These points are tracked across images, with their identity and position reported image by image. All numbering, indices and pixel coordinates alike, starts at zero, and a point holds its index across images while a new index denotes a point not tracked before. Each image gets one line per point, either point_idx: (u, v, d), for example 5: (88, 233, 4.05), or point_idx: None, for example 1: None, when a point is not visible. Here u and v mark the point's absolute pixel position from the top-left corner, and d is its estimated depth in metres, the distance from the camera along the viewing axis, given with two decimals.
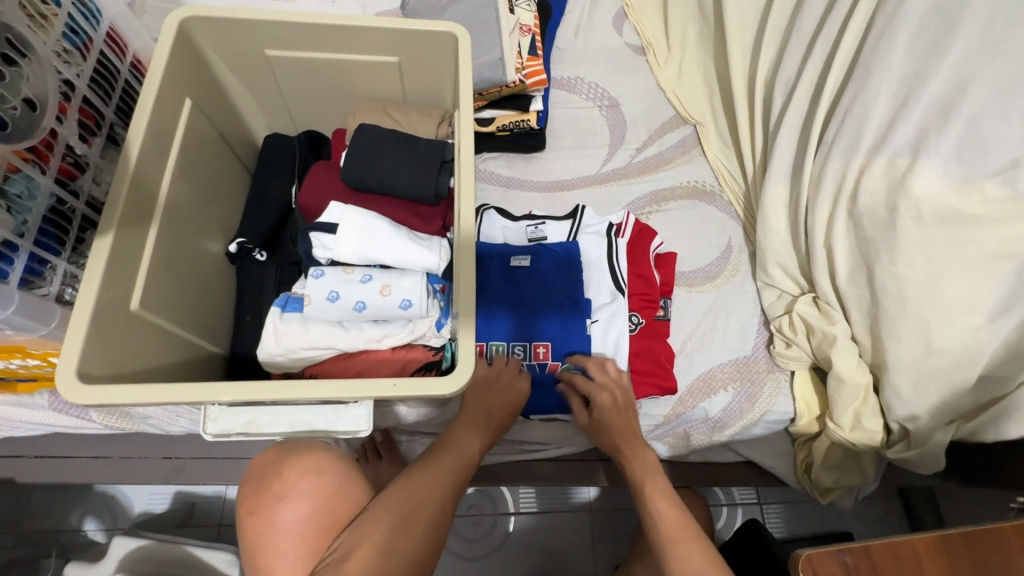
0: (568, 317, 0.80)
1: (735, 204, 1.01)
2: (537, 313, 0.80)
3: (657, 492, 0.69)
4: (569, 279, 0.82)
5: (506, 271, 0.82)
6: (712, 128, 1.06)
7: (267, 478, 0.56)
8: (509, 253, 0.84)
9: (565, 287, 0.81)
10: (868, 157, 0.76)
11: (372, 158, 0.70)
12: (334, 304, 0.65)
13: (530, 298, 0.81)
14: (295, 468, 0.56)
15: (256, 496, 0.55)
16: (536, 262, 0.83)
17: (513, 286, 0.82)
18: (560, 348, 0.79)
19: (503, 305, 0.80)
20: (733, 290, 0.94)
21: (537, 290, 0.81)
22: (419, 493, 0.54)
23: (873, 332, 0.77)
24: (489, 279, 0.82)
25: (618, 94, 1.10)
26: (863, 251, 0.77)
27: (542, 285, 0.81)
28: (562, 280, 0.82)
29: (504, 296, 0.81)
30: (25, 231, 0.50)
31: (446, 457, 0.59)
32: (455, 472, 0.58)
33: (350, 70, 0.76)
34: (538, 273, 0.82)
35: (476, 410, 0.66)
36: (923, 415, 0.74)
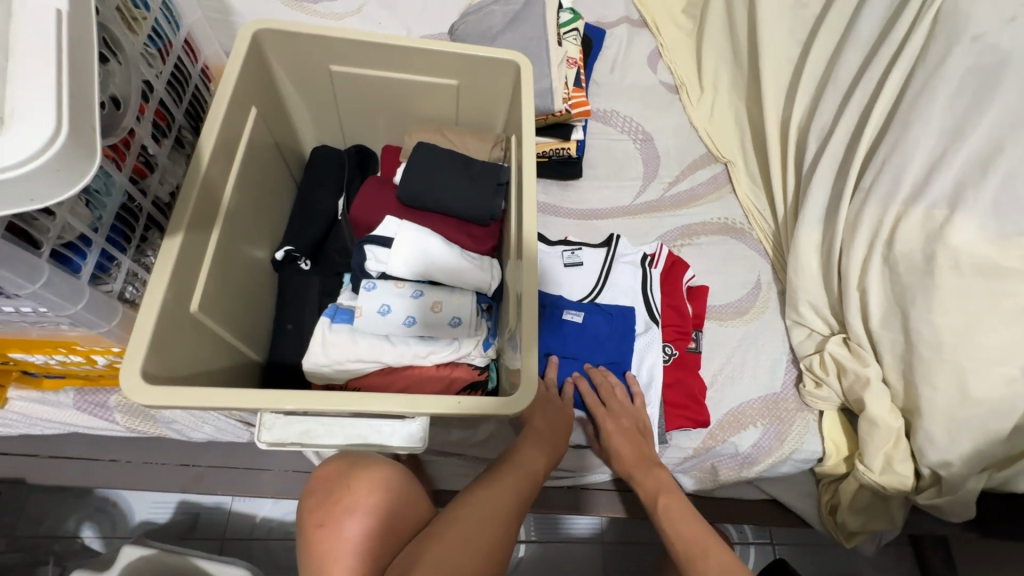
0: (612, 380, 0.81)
1: (765, 242, 1.03)
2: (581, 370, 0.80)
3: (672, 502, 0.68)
4: (623, 343, 0.82)
5: (555, 324, 0.81)
6: (742, 168, 1.09)
7: (335, 491, 0.57)
8: (562, 308, 0.83)
9: (613, 352, 0.82)
10: (905, 206, 0.79)
11: (431, 179, 0.71)
12: (384, 317, 0.66)
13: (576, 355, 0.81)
14: (364, 483, 0.57)
15: (325, 508, 0.56)
16: (588, 320, 0.82)
17: (561, 340, 0.81)
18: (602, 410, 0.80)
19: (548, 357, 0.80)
20: (762, 327, 0.95)
21: (584, 349, 0.81)
22: (484, 508, 0.54)
23: (906, 376, 0.79)
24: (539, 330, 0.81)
25: (652, 129, 1.13)
26: (899, 296, 0.79)
27: (590, 346, 0.81)
28: (611, 344, 0.82)
29: (552, 350, 0.81)
30: (99, 227, 0.50)
31: (514, 474, 0.59)
32: (517, 488, 0.58)
33: (408, 89, 0.77)
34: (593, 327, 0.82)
35: (541, 424, 0.67)
36: (957, 462, 0.74)
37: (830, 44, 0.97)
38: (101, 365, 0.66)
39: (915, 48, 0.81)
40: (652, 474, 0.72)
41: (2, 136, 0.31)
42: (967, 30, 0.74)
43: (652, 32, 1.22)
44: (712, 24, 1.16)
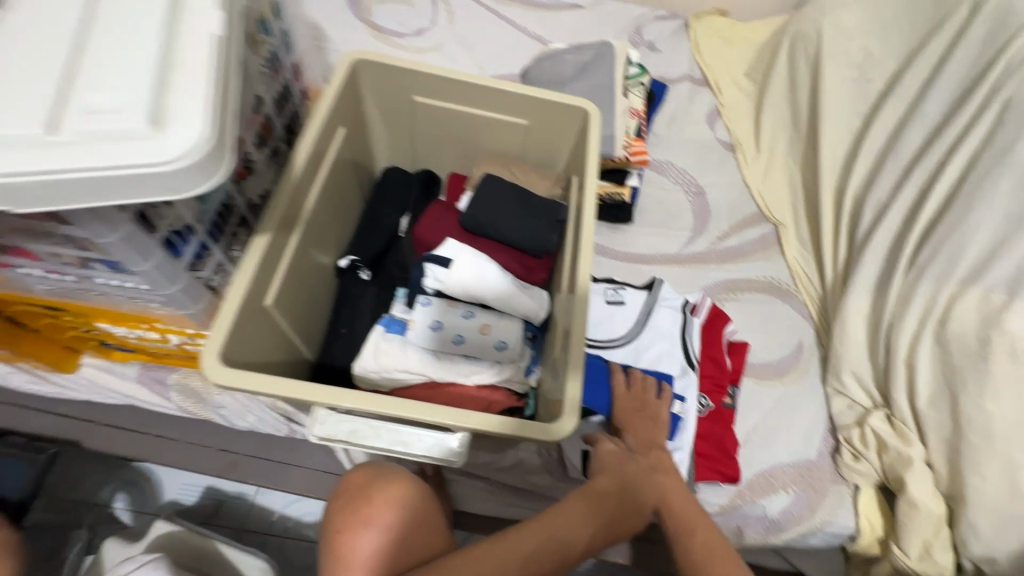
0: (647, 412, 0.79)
1: (809, 306, 1.03)
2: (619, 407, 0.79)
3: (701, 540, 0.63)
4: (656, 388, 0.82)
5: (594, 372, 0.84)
6: (792, 230, 1.10)
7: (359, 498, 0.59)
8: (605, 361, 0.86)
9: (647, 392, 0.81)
10: (961, 286, 0.78)
11: (494, 208, 0.76)
12: (435, 332, 0.69)
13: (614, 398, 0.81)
14: (381, 497, 0.58)
15: (343, 514, 0.58)
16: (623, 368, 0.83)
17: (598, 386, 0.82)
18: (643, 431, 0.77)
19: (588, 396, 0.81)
20: (801, 390, 0.94)
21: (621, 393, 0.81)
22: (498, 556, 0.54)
23: (952, 461, 0.76)
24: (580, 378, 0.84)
25: (705, 184, 1.15)
26: (949, 377, 0.77)
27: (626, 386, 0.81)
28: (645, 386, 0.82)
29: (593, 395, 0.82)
30: (202, 219, 0.55)
31: (553, 532, 0.58)
32: (544, 549, 0.56)
33: (481, 124, 0.83)
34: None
35: (610, 488, 0.65)
36: (1002, 559, 0.71)
37: (892, 121, 0.99)
38: (172, 344, 0.71)
39: (980, 134, 0.82)
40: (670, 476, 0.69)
41: (163, 134, 0.36)
42: None
43: (713, 91, 1.27)
44: (773, 89, 1.19)
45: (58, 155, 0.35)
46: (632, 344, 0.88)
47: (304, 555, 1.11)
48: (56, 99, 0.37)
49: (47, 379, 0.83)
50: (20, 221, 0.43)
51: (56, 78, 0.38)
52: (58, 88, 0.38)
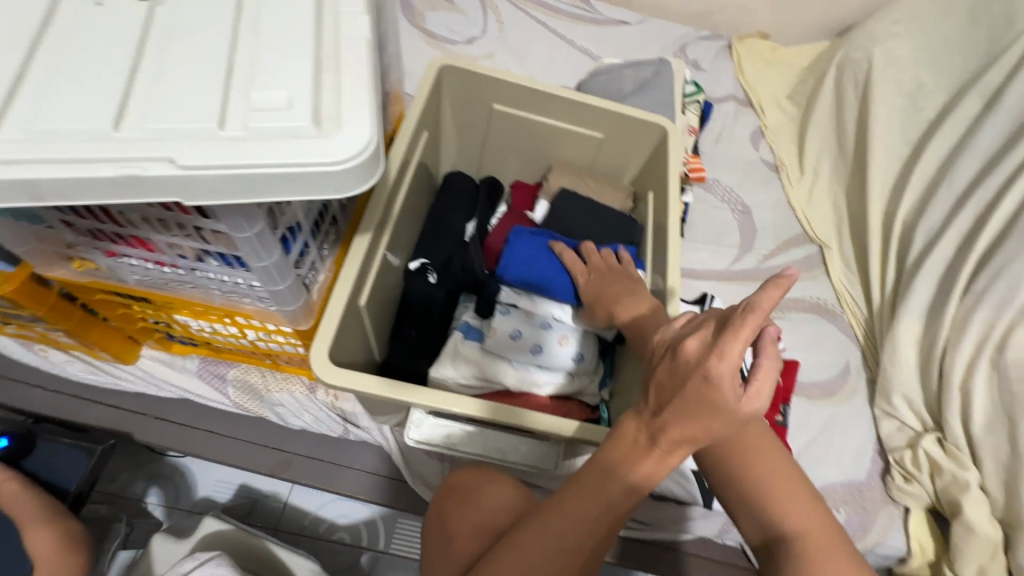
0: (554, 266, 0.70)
1: (855, 327, 1.04)
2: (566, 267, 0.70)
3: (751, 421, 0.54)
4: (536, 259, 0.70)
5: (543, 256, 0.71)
6: (837, 252, 1.12)
7: (466, 503, 0.58)
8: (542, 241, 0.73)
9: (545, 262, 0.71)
10: (1020, 314, 0.80)
11: (569, 221, 0.77)
12: (514, 342, 0.69)
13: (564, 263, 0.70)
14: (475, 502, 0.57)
15: (442, 511, 0.59)
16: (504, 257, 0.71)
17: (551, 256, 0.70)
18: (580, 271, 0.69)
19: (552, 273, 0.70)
20: (849, 411, 0.95)
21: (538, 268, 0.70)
22: (563, 525, 0.47)
23: (1008, 486, 0.77)
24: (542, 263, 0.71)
25: (751, 202, 1.17)
26: (1007, 402, 0.79)
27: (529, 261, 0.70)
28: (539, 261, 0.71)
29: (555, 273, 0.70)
30: (308, 218, 0.55)
31: (610, 484, 0.47)
32: (568, 525, 0.47)
33: (555, 134, 0.84)
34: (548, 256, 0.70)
35: (671, 395, 0.43)
36: None
37: (943, 150, 1.01)
38: (246, 340, 0.71)
39: None
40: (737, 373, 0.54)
41: (334, 134, 0.37)
42: None
43: (757, 112, 1.29)
44: (819, 112, 1.21)
45: (244, 151, 0.36)
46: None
47: (338, 557, 1.10)
48: (223, 98, 0.38)
49: (106, 369, 0.83)
50: (157, 212, 0.44)
51: (220, 78, 0.39)
52: (223, 88, 0.39)
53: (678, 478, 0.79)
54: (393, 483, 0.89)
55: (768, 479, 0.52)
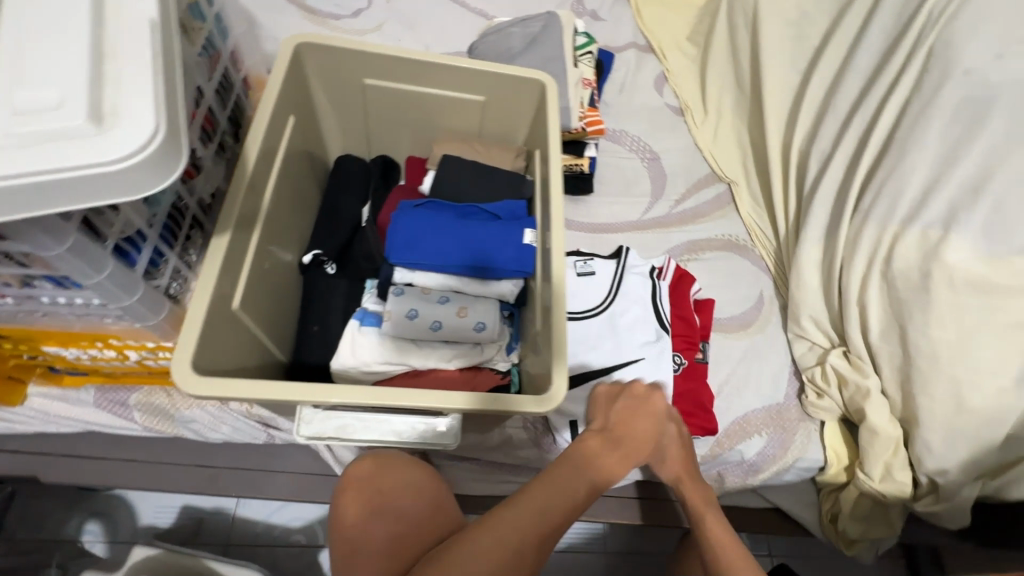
0: (454, 235, 0.69)
1: (766, 258, 1.08)
2: (467, 245, 0.69)
3: (715, 522, 0.64)
4: (428, 228, 0.69)
5: (446, 228, 0.69)
6: (744, 187, 1.14)
7: (378, 489, 0.59)
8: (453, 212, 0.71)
9: (446, 229, 0.69)
10: (902, 225, 0.84)
11: (456, 190, 0.75)
12: (412, 322, 0.68)
13: (466, 239, 0.69)
14: (391, 485, 0.59)
15: (353, 507, 0.59)
16: (395, 225, 0.69)
17: (448, 230, 0.69)
18: (481, 244, 0.68)
19: (458, 244, 0.69)
20: (764, 339, 0.99)
21: (438, 238, 0.69)
22: (533, 518, 0.51)
23: (904, 387, 0.82)
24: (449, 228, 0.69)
25: (659, 149, 1.18)
26: (897, 309, 0.83)
27: (424, 230, 0.69)
28: (434, 229, 0.69)
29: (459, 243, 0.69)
30: (154, 224, 0.52)
31: (576, 491, 0.54)
32: (533, 528, 0.50)
33: (437, 102, 0.81)
34: (442, 229, 0.69)
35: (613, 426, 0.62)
36: (953, 469, 0.78)
37: (829, 74, 1.03)
38: (131, 361, 0.67)
39: (910, 80, 0.87)
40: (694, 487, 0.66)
41: (107, 133, 0.34)
42: (961, 64, 0.80)
43: (659, 57, 1.28)
44: (716, 51, 1.22)
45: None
46: (602, 320, 0.91)
47: (296, 560, 1.09)
48: None
49: None
50: None
51: None
52: None
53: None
54: (330, 480, 0.87)
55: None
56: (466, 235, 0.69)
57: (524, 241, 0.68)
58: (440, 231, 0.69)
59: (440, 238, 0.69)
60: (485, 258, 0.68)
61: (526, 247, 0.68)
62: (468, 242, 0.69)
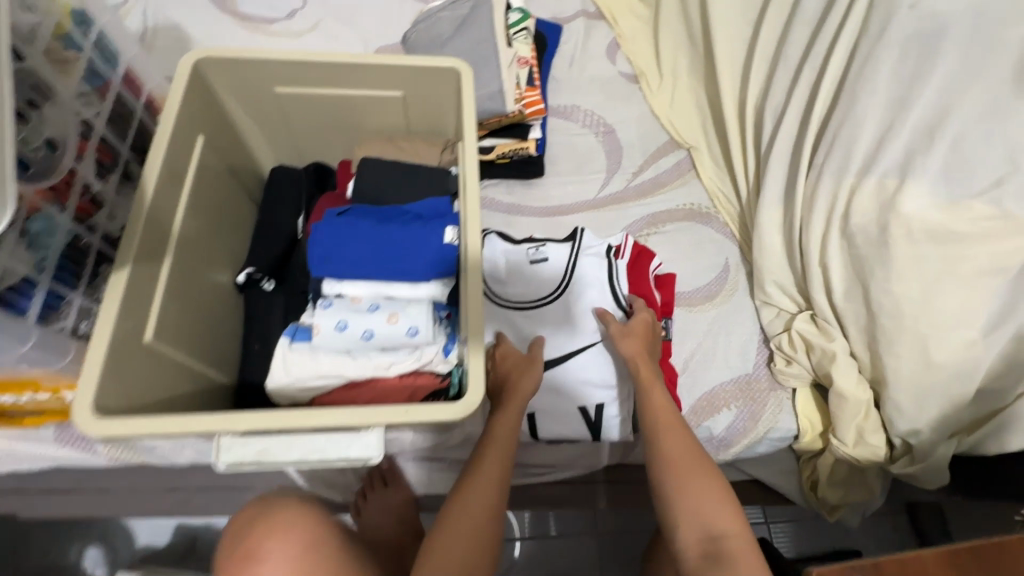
0: (374, 242, 0.68)
1: (731, 224, 1.03)
2: (387, 251, 0.68)
3: (657, 394, 0.74)
4: (347, 237, 0.68)
5: (367, 235, 0.68)
6: (705, 152, 1.10)
7: (258, 533, 0.62)
8: (374, 217, 0.70)
9: (365, 236, 0.68)
10: (857, 178, 0.79)
11: (381, 193, 0.73)
12: (341, 333, 0.67)
13: (387, 245, 0.68)
14: (269, 528, 0.62)
15: (235, 559, 0.61)
16: (317, 235, 0.69)
17: (367, 237, 0.68)
18: (402, 250, 0.68)
19: (378, 250, 0.68)
20: (731, 309, 0.95)
21: (359, 246, 0.68)
22: (489, 493, 0.66)
23: (871, 347, 0.79)
24: (369, 234, 0.68)
25: (613, 121, 1.13)
26: (858, 267, 0.79)
27: (344, 239, 0.68)
28: (355, 237, 0.68)
29: (380, 250, 0.68)
30: (44, 269, 0.54)
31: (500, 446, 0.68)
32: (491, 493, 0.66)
33: (357, 103, 0.78)
34: (361, 238, 0.68)
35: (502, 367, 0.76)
36: (924, 429, 0.74)
37: (779, 23, 0.97)
38: None
39: (857, 20, 0.81)
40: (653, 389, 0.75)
41: None
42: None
43: (609, 23, 1.22)
44: (665, 10, 1.16)
45: None
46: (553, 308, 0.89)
47: None
48: None
49: None
50: None
51: None
52: None
53: (566, 417, 0.81)
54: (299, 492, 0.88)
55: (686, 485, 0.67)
56: (387, 241, 0.68)
57: (445, 241, 0.67)
58: (359, 239, 0.68)
59: (361, 247, 0.68)
60: (407, 262, 0.68)
61: (447, 247, 0.67)
62: (389, 248, 0.68)
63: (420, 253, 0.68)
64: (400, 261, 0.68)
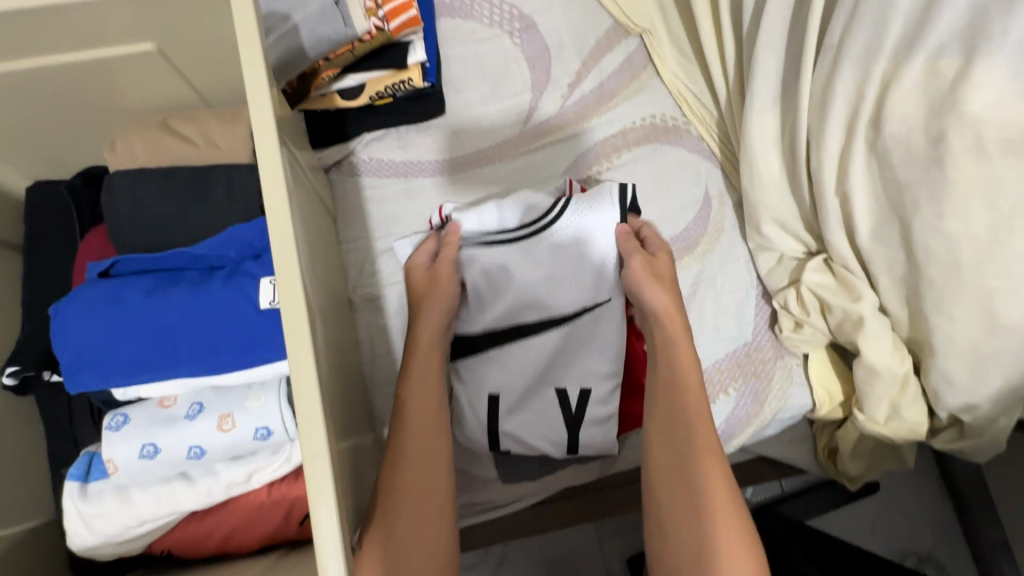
0: (160, 320, 0.42)
1: (708, 138, 0.76)
2: (183, 331, 0.43)
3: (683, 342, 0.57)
4: (115, 320, 0.42)
5: (144, 312, 0.42)
6: (665, 37, 0.79)
7: None
8: (148, 278, 0.44)
9: (143, 314, 0.42)
10: (896, 61, 0.52)
11: (161, 229, 0.46)
12: (155, 461, 0.43)
13: (177, 321, 0.42)
14: None
15: None
16: (64, 319, 0.42)
17: (144, 314, 0.42)
18: (204, 326, 0.43)
19: (167, 332, 0.43)
20: (719, 260, 0.72)
21: (135, 334, 0.42)
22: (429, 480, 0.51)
23: (911, 302, 0.58)
24: (146, 310, 0.42)
25: (535, 8, 0.79)
26: (894, 197, 0.56)
27: (106, 326, 0.42)
28: (125, 318, 0.42)
29: (172, 331, 0.43)
30: None
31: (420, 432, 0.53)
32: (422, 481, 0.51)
33: (96, 71, 0.48)
34: (138, 313, 0.42)
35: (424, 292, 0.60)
36: (983, 403, 0.57)
37: None
38: None
39: None
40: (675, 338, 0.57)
41: None
42: None
43: None
44: None
45: None
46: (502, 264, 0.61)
47: None
48: None
49: None
50: None
51: None
52: None
53: (538, 415, 0.62)
54: None
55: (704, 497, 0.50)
56: (177, 315, 0.43)
57: (264, 302, 0.43)
58: (133, 322, 0.42)
59: (139, 333, 0.42)
60: (219, 343, 0.43)
61: (270, 307, 0.43)
62: (181, 326, 0.43)
63: (233, 326, 0.43)
64: (205, 343, 0.43)
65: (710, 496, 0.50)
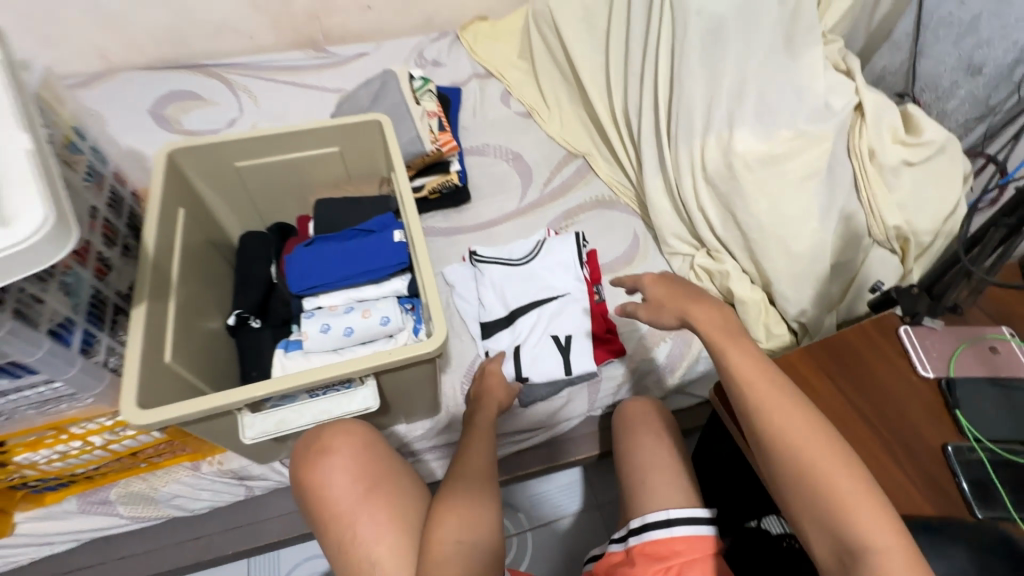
0: (340, 257, 0.84)
1: (631, 204, 1.25)
2: (351, 262, 0.83)
3: (739, 351, 0.58)
4: (317, 258, 0.84)
5: (332, 253, 0.84)
6: (597, 156, 1.33)
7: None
8: (333, 240, 0.86)
9: (331, 254, 0.84)
10: (703, 137, 1.02)
11: (338, 225, 0.91)
12: (326, 334, 0.80)
13: (348, 257, 0.84)
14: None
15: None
16: (293, 261, 0.85)
17: (333, 254, 0.84)
18: (362, 258, 0.83)
19: (342, 262, 0.84)
20: (648, 266, 1.14)
21: (326, 265, 0.84)
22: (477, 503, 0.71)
23: (752, 258, 0.99)
24: (333, 253, 0.84)
25: (519, 148, 1.36)
26: (724, 202, 1.00)
27: (313, 261, 0.84)
28: (323, 257, 0.84)
29: (345, 263, 0.84)
30: (78, 311, 0.66)
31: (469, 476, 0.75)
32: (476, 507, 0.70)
33: (303, 163, 0.97)
34: (328, 255, 0.84)
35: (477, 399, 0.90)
36: (808, 307, 0.93)
37: (622, 46, 1.24)
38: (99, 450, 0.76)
39: (668, 33, 1.07)
40: (738, 346, 0.58)
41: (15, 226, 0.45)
42: None
43: (498, 78, 1.49)
44: (539, 59, 1.42)
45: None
46: (513, 276, 1.08)
47: None
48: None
49: None
50: None
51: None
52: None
53: (541, 349, 0.98)
54: None
55: (815, 468, 0.50)
56: (349, 255, 0.84)
57: (396, 240, 0.84)
58: (326, 259, 0.84)
59: (329, 265, 0.84)
60: (368, 268, 0.83)
61: (398, 244, 0.84)
62: (349, 260, 0.84)
63: (376, 257, 0.83)
64: (361, 267, 0.83)
65: (832, 487, 0.49)
